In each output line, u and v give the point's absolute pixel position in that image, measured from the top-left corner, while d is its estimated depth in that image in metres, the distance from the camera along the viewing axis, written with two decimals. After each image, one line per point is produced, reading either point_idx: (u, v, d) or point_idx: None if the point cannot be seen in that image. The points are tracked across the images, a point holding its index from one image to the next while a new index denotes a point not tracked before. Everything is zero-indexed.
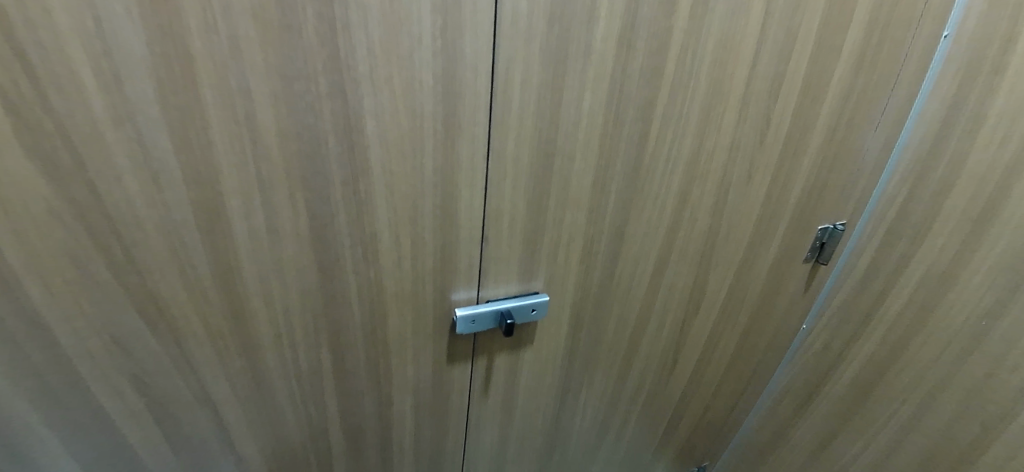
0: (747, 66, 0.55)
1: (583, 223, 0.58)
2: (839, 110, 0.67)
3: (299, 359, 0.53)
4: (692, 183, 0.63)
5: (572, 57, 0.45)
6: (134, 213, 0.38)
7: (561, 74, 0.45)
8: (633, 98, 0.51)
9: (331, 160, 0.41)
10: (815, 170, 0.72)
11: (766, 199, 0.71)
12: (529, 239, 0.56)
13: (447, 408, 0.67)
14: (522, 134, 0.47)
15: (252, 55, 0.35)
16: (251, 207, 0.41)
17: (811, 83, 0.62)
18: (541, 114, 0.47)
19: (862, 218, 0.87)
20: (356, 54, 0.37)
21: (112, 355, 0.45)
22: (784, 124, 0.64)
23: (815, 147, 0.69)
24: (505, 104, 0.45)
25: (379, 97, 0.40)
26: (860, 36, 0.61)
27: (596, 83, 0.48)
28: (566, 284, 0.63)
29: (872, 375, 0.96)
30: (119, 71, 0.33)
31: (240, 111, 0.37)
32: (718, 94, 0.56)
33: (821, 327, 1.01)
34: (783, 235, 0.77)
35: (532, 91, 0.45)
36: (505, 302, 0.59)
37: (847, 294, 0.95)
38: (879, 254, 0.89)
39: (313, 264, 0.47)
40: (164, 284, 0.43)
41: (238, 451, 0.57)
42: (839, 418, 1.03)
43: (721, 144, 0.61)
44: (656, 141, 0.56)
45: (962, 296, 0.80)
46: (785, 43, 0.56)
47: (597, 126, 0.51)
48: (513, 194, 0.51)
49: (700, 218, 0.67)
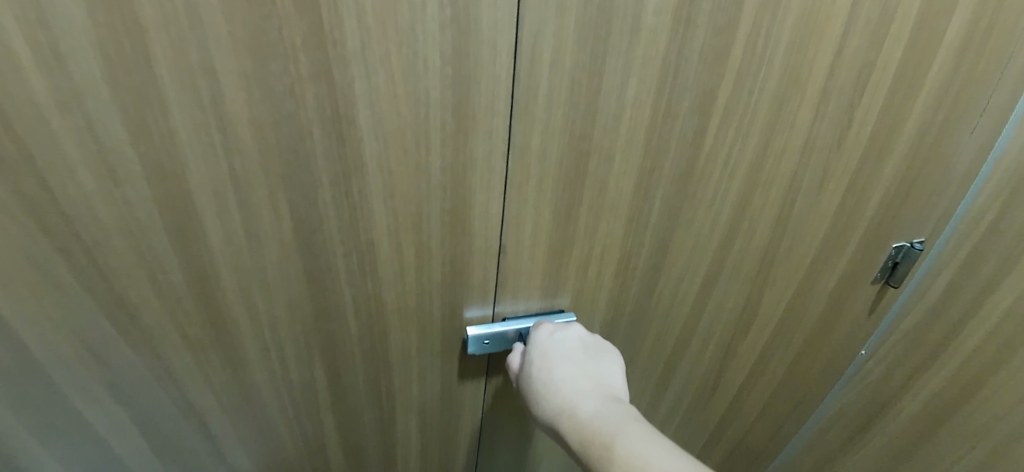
0: (831, 51, 0.45)
1: (620, 237, 0.50)
2: (935, 109, 0.55)
3: (290, 373, 0.48)
4: (753, 192, 0.53)
5: (614, 33, 0.36)
6: (92, 211, 0.33)
7: (600, 55, 0.37)
8: (688, 88, 0.42)
9: (317, 155, 0.35)
10: (899, 179, 0.60)
11: (838, 211, 0.60)
12: (556, 252, 0.48)
13: (458, 428, 0.61)
14: (550, 129, 0.39)
15: (216, 26, 0.28)
16: (226, 208, 0.36)
17: (906, 74, 0.50)
18: (575, 104, 0.39)
19: (941, 238, 0.72)
20: (345, 27, 0.30)
21: (86, 363, 0.40)
22: (868, 124, 0.53)
23: (902, 152, 0.57)
24: (529, 92, 0.37)
25: (374, 79, 0.32)
26: (973, 16, 0.48)
27: (644, 67, 0.39)
28: (595, 301, 0.55)
29: (940, 409, 0.86)
30: (58, 44, 0.26)
31: (205, 94, 0.30)
32: (791, 85, 0.46)
33: (881, 355, 0.86)
34: (853, 253, 0.66)
35: (562, 77, 0.37)
36: (525, 320, 0.52)
37: (918, 319, 0.82)
38: (959, 277, 0.76)
39: (302, 273, 0.41)
40: (133, 289, 0.38)
41: (230, 462, 0.53)
42: (899, 449, 0.94)
43: (789, 145, 0.51)
44: (712, 140, 0.47)
45: None
46: (880, 24, 0.45)
47: (643, 121, 0.42)
48: (538, 199, 0.43)
49: (759, 230, 0.57)
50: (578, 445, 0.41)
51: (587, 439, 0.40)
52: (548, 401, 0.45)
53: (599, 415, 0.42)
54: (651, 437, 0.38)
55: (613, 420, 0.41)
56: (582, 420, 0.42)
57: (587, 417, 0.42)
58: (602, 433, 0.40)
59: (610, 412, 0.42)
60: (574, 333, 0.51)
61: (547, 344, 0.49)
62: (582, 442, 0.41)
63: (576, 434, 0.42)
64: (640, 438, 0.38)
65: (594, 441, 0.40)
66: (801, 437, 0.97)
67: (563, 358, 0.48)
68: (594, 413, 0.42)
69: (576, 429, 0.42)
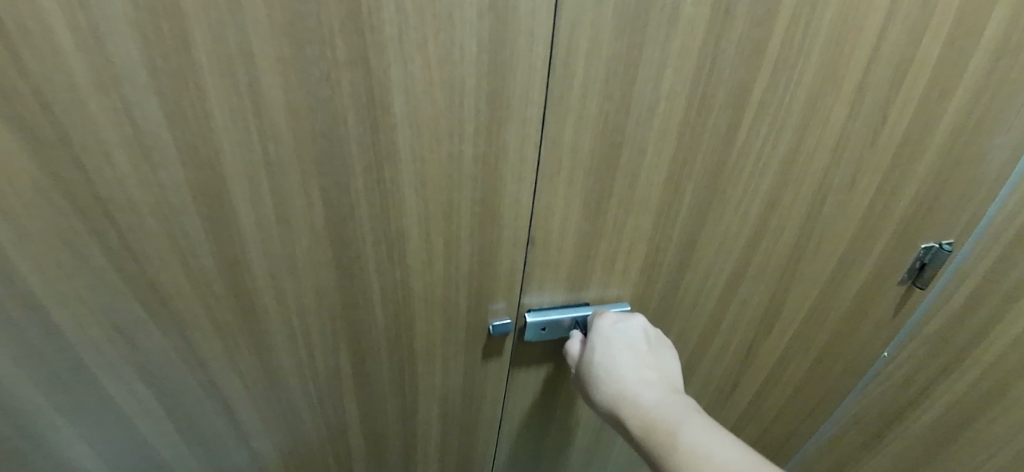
0: (870, 45, 0.43)
1: (648, 231, 0.50)
2: (973, 107, 0.53)
3: (315, 360, 0.48)
4: (783, 189, 0.52)
5: (652, 22, 0.35)
6: (128, 195, 0.33)
7: (637, 45, 0.36)
8: (723, 80, 0.41)
9: (350, 142, 0.35)
10: (932, 178, 0.58)
11: (868, 210, 0.58)
12: (584, 245, 0.48)
13: (478, 419, 0.61)
14: (584, 120, 0.39)
15: (254, 10, 0.27)
16: (258, 194, 0.36)
17: (945, 70, 0.48)
18: (609, 94, 0.38)
19: (971, 237, 0.69)
20: (382, 12, 0.29)
21: (117, 344, 0.41)
22: (904, 121, 0.51)
23: (937, 150, 0.55)
24: (565, 81, 0.36)
25: (410, 66, 0.32)
26: (1018, 11, 0.46)
27: (681, 57, 0.38)
28: (619, 295, 0.55)
29: (964, 414, 0.84)
30: (98, 26, 0.26)
31: (241, 78, 0.30)
32: (827, 80, 0.44)
33: (903, 359, 0.84)
34: (881, 252, 0.65)
35: (599, 66, 0.36)
36: (550, 314, 0.52)
37: (942, 323, 0.80)
38: (988, 280, 0.74)
39: (331, 261, 0.41)
40: (166, 273, 0.38)
41: (253, 446, 0.54)
42: (915, 452, 0.93)
43: (822, 142, 0.49)
44: (745, 135, 0.46)
45: None
46: (922, 18, 0.43)
47: (676, 114, 0.41)
48: (568, 191, 0.43)
49: (788, 228, 0.56)
50: (639, 430, 0.44)
51: (649, 425, 0.43)
52: (610, 387, 0.48)
53: (660, 403, 0.45)
54: (715, 429, 0.41)
55: (674, 411, 0.44)
56: (644, 407, 0.45)
57: (649, 405, 0.45)
58: (664, 421, 0.43)
59: (671, 402, 0.45)
60: (637, 323, 0.52)
61: (611, 332, 0.51)
62: (643, 427, 0.44)
63: (636, 420, 0.45)
64: (703, 429, 0.41)
65: (656, 428, 0.43)
66: (817, 439, 0.96)
67: (624, 347, 0.50)
68: (655, 401, 0.45)
69: (638, 415, 0.45)
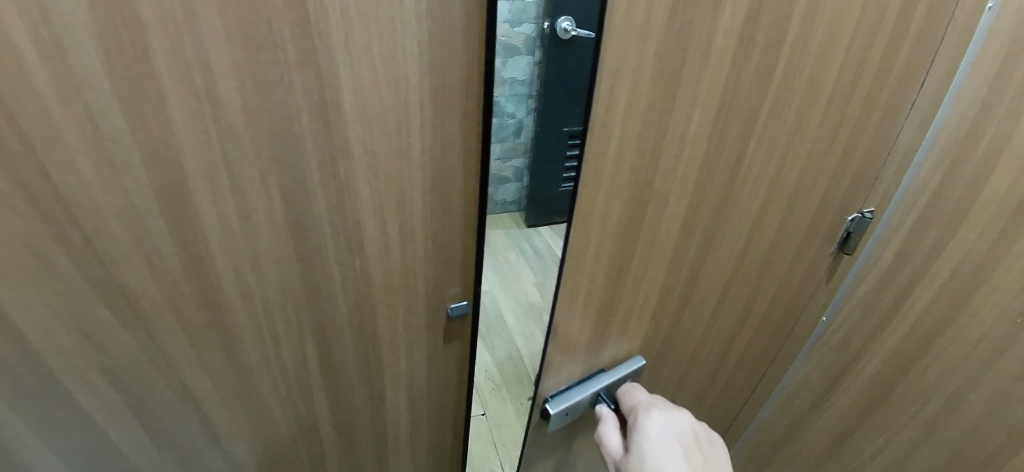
0: (841, 54, 0.49)
1: (670, 250, 0.55)
2: (899, 101, 0.60)
3: (282, 354, 0.51)
4: (771, 199, 0.58)
5: (687, 68, 0.39)
6: (92, 199, 0.34)
7: (673, 91, 0.40)
8: (738, 108, 0.46)
9: (305, 139, 0.38)
10: (863, 168, 0.65)
11: (821, 201, 0.64)
12: (614, 273, 0.52)
13: (445, 393, 0.67)
14: (619, 175, 0.43)
15: (209, 21, 0.30)
16: (220, 192, 0.38)
17: (883, 73, 0.54)
18: (645, 144, 0.42)
19: (889, 207, 0.75)
20: (329, 19, 0.33)
21: (83, 350, 0.41)
22: (851, 112, 0.56)
23: (872, 143, 0.62)
24: (604, 136, 0.39)
25: (357, 67, 0.35)
26: (930, 17, 0.53)
27: (706, 98, 0.43)
28: (636, 313, 0.59)
29: (897, 370, 0.88)
30: (61, 38, 0.28)
31: (199, 84, 0.32)
32: (813, 94, 0.50)
33: (841, 316, 0.91)
34: (824, 237, 0.71)
35: (636, 117, 0.40)
36: (571, 394, 0.60)
37: (869, 285, 0.85)
38: (904, 249, 0.79)
39: (292, 255, 0.44)
40: (131, 275, 0.39)
41: (225, 446, 0.55)
42: (846, 425, 1.00)
43: (782, 140, 0.52)
44: (752, 153, 0.51)
45: (991, 294, 0.74)
46: (873, 25, 0.49)
47: (700, 149, 0.46)
48: (602, 230, 0.46)
49: (768, 230, 0.62)
50: None
51: None
52: None
53: None
54: None
55: None
56: None
57: None
58: None
59: None
60: (678, 432, 0.58)
61: (662, 445, 0.56)
62: None
63: None
64: None
65: None
66: (771, 404, 1.04)
67: (675, 461, 0.55)
68: None
69: None
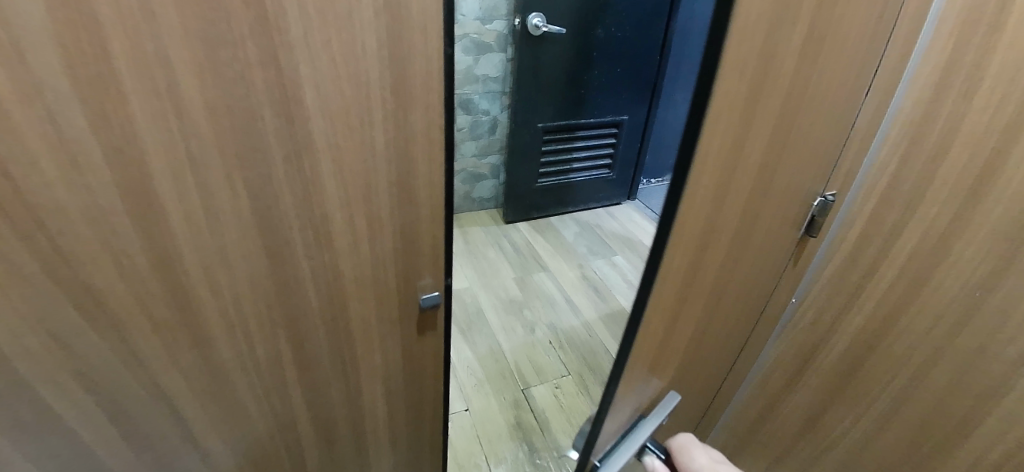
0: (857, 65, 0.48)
1: (721, 273, 0.54)
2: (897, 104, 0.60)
3: (256, 350, 0.51)
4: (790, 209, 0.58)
5: (770, 103, 0.38)
6: (56, 200, 0.34)
7: (757, 127, 0.39)
8: (791, 130, 0.45)
9: (268, 134, 0.39)
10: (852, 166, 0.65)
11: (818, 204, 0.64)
12: (678, 307, 0.51)
13: (421, 381, 0.69)
14: (706, 218, 0.42)
15: (168, 20, 0.31)
16: (185, 189, 0.38)
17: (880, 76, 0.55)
18: (729, 183, 0.41)
19: (851, 190, 0.69)
20: (287, 14, 0.34)
21: (53, 353, 0.40)
22: (848, 111, 0.54)
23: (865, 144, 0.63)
24: (705, 182, 0.38)
25: (317, 62, 0.37)
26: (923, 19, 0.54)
27: (774, 128, 0.42)
28: (685, 337, 0.59)
29: (863, 348, 0.79)
30: (18, 38, 0.28)
31: (161, 82, 0.33)
32: (834, 113, 0.50)
33: (813, 296, 0.83)
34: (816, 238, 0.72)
35: (729, 160, 0.38)
36: (615, 451, 0.58)
37: (836, 265, 0.78)
38: (864, 234, 0.73)
39: (261, 250, 0.45)
40: (99, 276, 0.39)
41: (203, 447, 0.55)
42: (815, 409, 0.91)
43: (802, 153, 0.50)
44: (789, 172, 0.51)
45: (956, 264, 0.64)
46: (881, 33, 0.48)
47: (760, 175, 0.46)
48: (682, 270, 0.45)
49: (777, 236, 0.62)
50: None
51: None
52: None
53: None
54: None
55: None
56: None
57: None
58: None
59: None
60: None
61: None
62: None
63: None
64: None
65: None
66: (745, 385, 0.97)
67: None
68: None
69: None
